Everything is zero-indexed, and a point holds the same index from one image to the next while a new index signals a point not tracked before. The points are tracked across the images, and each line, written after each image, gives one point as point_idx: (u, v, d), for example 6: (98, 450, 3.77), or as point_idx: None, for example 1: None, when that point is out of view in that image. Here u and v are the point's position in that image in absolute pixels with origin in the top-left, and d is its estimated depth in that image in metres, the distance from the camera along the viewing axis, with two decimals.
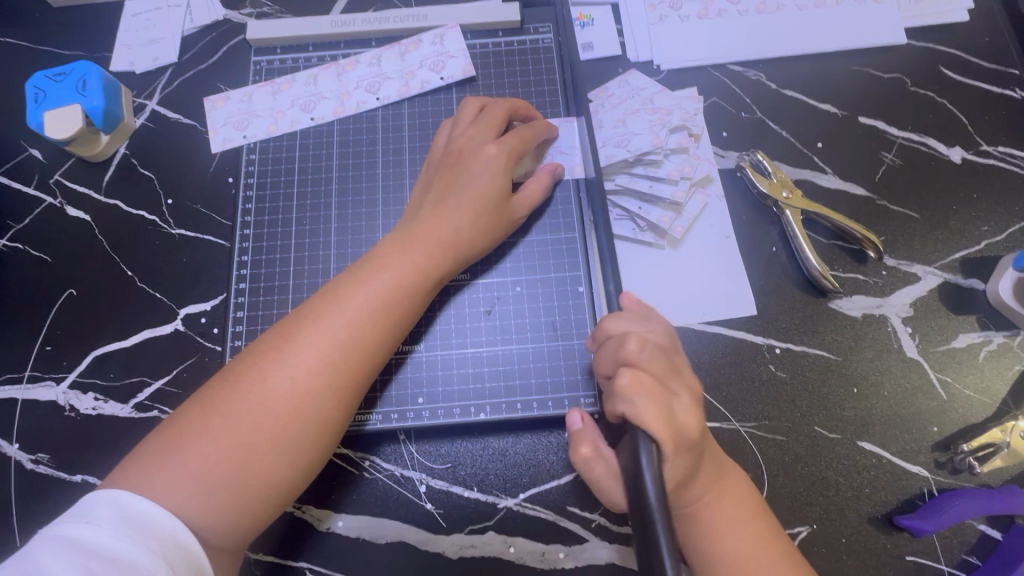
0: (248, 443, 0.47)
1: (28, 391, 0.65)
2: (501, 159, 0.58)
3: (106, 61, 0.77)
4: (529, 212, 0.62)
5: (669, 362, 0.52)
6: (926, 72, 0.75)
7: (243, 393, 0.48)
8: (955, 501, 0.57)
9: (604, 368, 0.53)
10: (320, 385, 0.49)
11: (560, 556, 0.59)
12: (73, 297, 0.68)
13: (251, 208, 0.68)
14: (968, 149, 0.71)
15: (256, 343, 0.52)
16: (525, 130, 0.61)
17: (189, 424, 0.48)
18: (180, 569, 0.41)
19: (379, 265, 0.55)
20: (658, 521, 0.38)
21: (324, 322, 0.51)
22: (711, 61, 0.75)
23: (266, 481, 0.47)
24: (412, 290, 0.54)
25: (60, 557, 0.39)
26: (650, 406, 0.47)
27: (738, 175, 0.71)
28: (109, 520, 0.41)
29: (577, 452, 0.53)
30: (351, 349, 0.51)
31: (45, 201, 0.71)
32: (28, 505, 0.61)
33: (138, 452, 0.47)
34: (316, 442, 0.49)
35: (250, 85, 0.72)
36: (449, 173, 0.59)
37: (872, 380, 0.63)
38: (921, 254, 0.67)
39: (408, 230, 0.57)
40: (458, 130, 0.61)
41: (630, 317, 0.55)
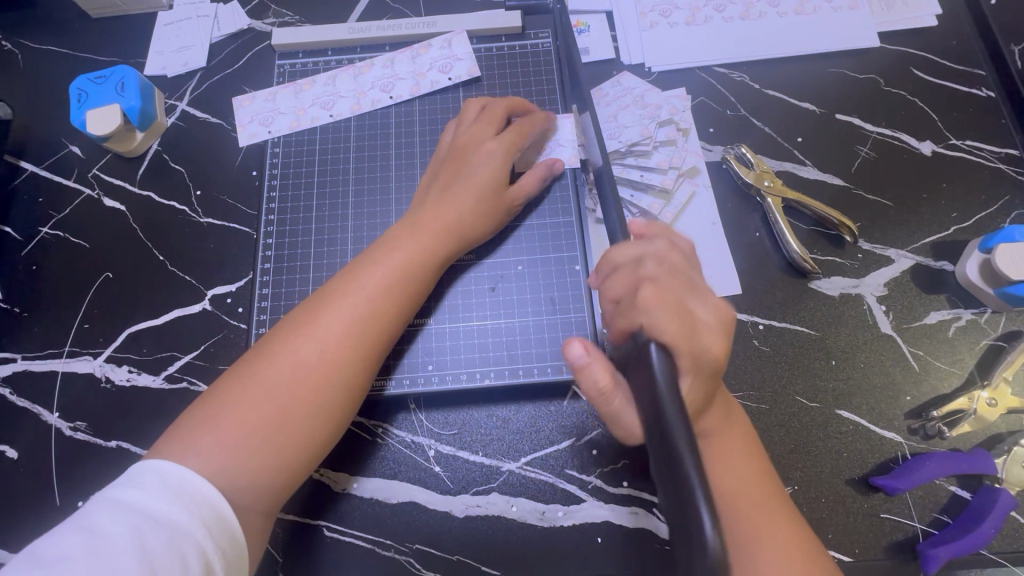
0: (281, 407, 0.52)
1: (68, 364, 0.70)
2: (500, 152, 0.64)
3: (140, 66, 0.84)
4: (525, 199, 0.67)
5: (686, 279, 0.53)
6: (898, 72, 0.81)
7: (275, 363, 0.53)
8: (925, 462, 0.62)
9: (613, 292, 0.54)
10: (344, 353, 0.54)
11: (559, 515, 0.63)
12: (109, 279, 0.74)
13: (274, 197, 0.73)
14: (937, 142, 0.77)
15: (282, 320, 0.57)
16: (522, 126, 0.67)
17: (227, 393, 0.52)
18: (217, 531, 0.46)
19: (390, 247, 0.60)
20: (676, 425, 0.39)
21: (345, 297, 0.56)
22: (698, 63, 0.82)
23: (299, 441, 0.52)
24: (423, 269, 0.60)
25: (111, 517, 0.43)
26: (669, 321, 0.49)
27: (723, 167, 0.76)
28: (154, 486, 0.45)
29: (591, 384, 0.49)
30: (370, 321, 0.56)
31: (84, 193, 0.78)
32: (67, 468, 0.66)
33: (180, 420, 0.51)
34: (342, 405, 0.55)
35: (273, 86, 0.78)
36: (454, 167, 0.64)
37: (849, 352, 0.68)
38: (895, 239, 0.72)
39: (415, 215, 0.62)
40: (462, 127, 0.67)
41: (636, 241, 0.56)
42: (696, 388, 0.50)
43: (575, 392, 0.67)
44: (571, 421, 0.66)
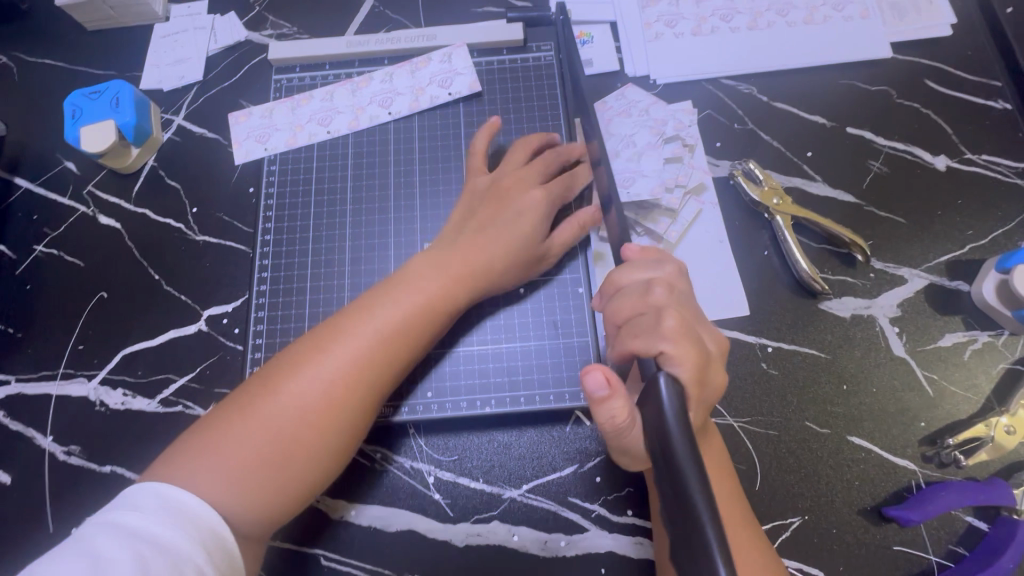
0: (281, 450, 0.50)
1: (61, 387, 0.69)
2: (544, 203, 0.63)
3: (136, 80, 0.82)
4: (561, 252, 0.65)
5: (694, 309, 0.52)
6: (911, 84, 0.78)
7: (276, 397, 0.51)
8: (941, 493, 0.59)
9: (620, 315, 0.52)
10: (347, 398, 0.53)
11: (562, 545, 0.61)
12: (104, 299, 0.72)
13: (271, 216, 0.72)
14: (952, 157, 0.75)
15: (286, 349, 0.55)
16: (567, 176, 0.65)
17: (224, 424, 0.50)
18: (216, 555, 0.44)
19: (413, 285, 0.58)
20: (688, 459, 0.36)
21: (352, 336, 0.54)
22: (705, 75, 0.79)
23: (298, 485, 0.51)
24: (436, 310, 0.58)
25: (112, 540, 0.42)
26: (690, 351, 0.46)
27: (731, 183, 0.74)
28: (153, 509, 0.44)
29: (609, 418, 0.47)
30: (377, 368, 0.54)
31: (79, 210, 0.76)
32: (61, 494, 0.65)
33: (181, 445, 0.50)
34: (343, 449, 0.53)
35: (270, 102, 0.77)
36: (493, 206, 0.63)
37: (860, 376, 0.66)
38: (908, 258, 0.70)
39: (443, 251, 0.61)
40: (508, 168, 0.66)
41: (643, 262, 0.54)
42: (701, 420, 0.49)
43: (578, 417, 0.65)
44: (574, 447, 0.64)
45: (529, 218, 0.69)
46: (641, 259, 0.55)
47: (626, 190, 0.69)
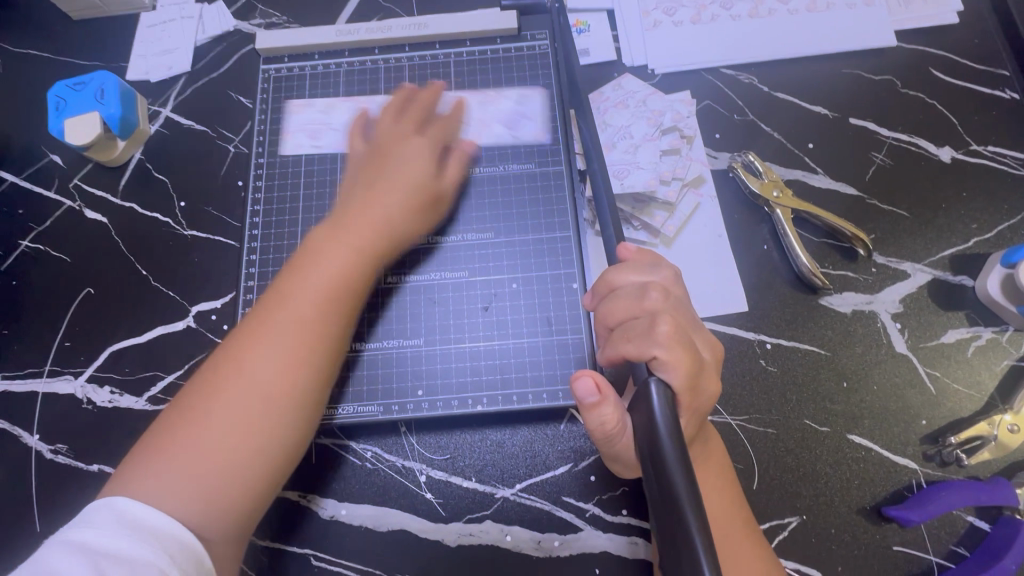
0: (228, 439, 0.49)
1: (48, 384, 0.68)
2: (426, 148, 0.63)
3: (122, 71, 0.81)
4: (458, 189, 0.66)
5: (688, 314, 0.51)
6: (915, 74, 0.76)
7: (217, 392, 0.51)
8: (941, 493, 0.58)
9: (614, 317, 0.51)
10: (289, 364, 0.52)
11: (555, 545, 0.60)
12: (90, 295, 0.71)
13: (259, 210, 0.70)
14: (957, 149, 0.73)
15: (222, 344, 0.54)
16: (446, 124, 0.67)
17: (176, 431, 0.49)
18: (180, 557, 0.45)
19: (318, 251, 0.56)
20: (677, 473, 0.37)
21: (282, 308, 0.53)
22: (704, 64, 0.78)
23: (253, 472, 0.50)
24: (363, 267, 0.57)
25: (68, 559, 0.42)
26: (683, 359, 0.46)
27: (730, 176, 0.72)
28: (108, 524, 0.44)
29: (599, 424, 0.47)
30: (309, 335, 0.53)
31: (65, 204, 0.75)
32: (48, 493, 0.64)
33: (129, 460, 0.49)
34: (294, 428, 0.52)
35: (326, 96, 0.74)
36: (376, 167, 0.62)
37: (861, 374, 0.64)
38: (911, 252, 0.69)
39: (341, 216, 0.59)
40: (379, 131, 0.66)
41: (639, 265, 0.52)
42: (692, 427, 0.48)
43: (572, 415, 0.64)
44: (568, 445, 0.63)
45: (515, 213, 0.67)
46: (636, 260, 0.53)
47: (620, 182, 0.67)
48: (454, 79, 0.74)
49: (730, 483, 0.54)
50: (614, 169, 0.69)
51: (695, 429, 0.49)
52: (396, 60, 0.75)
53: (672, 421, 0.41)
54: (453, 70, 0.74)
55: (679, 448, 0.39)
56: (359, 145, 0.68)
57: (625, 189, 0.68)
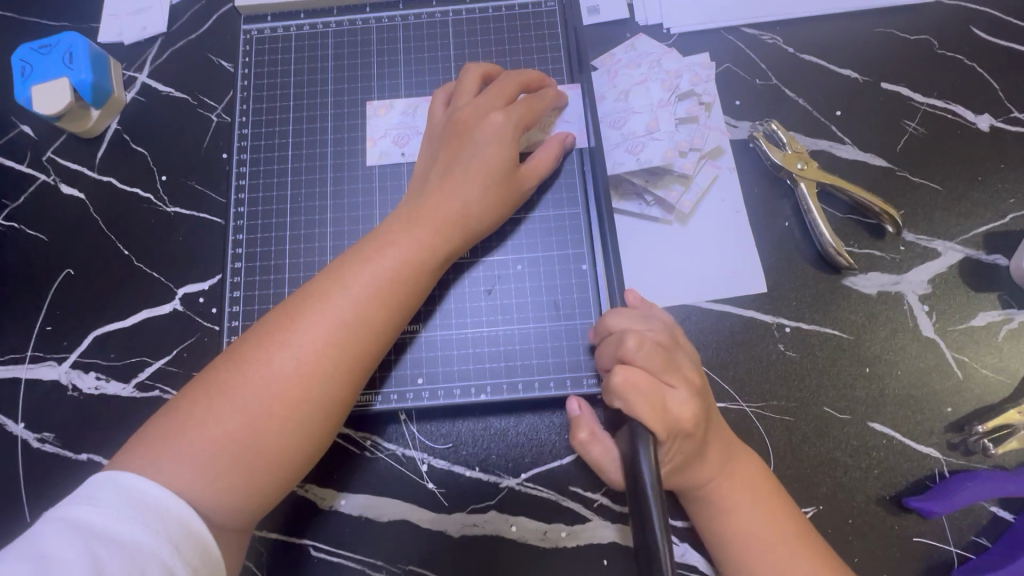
0: (254, 423, 0.46)
1: (31, 370, 0.65)
2: (508, 128, 0.55)
3: (92, 33, 0.74)
4: (538, 184, 0.59)
5: (667, 355, 0.50)
6: (955, 32, 0.70)
7: (249, 372, 0.47)
8: (966, 483, 0.56)
9: (602, 361, 0.52)
10: (325, 363, 0.48)
11: (562, 535, 0.58)
12: (70, 277, 0.67)
13: (244, 185, 0.65)
14: (997, 116, 0.67)
15: (260, 322, 0.51)
16: (533, 100, 0.58)
17: (196, 407, 0.46)
18: (188, 552, 0.41)
19: (383, 244, 0.53)
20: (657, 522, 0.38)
21: (329, 300, 0.50)
22: (723, 24, 0.71)
23: (275, 461, 0.47)
24: (419, 270, 0.53)
25: (63, 539, 0.38)
26: (644, 404, 0.46)
27: (750, 146, 0.67)
28: (112, 503, 0.40)
29: (576, 437, 0.55)
30: (355, 329, 0.49)
31: (39, 179, 0.70)
32: (36, 483, 0.62)
33: (148, 428, 0.46)
34: (322, 423, 0.48)
35: (411, 97, 0.66)
36: (454, 147, 0.56)
37: (886, 359, 0.61)
38: (943, 229, 0.64)
39: (412, 208, 0.55)
40: (462, 99, 0.58)
41: (631, 315, 0.53)
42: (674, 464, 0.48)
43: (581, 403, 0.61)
44: None
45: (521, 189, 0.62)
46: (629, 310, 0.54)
47: (636, 157, 0.62)
48: (453, 41, 0.68)
49: (767, 490, 0.52)
50: (628, 141, 0.63)
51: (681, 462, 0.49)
52: (389, 19, 0.69)
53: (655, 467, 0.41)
54: (451, 30, 0.68)
55: (661, 497, 0.39)
56: (438, 111, 0.60)
57: (642, 164, 0.62)
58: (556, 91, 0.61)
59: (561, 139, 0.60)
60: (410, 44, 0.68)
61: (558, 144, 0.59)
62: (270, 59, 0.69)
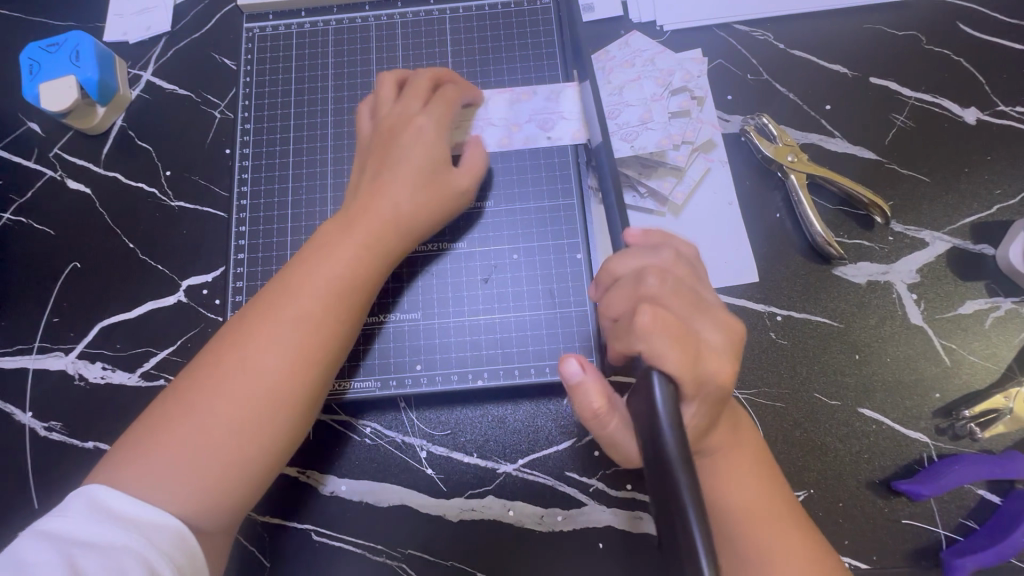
0: (211, 430, 0.47)
1: (38, 361, 0.66)
2: (429, 130, 0.57)
3: (98, 32, 0.76)
4: (476, 182, 0.60)
5: (693, 295, 0.50)
6: (942, 28, 0.71)
7: (204, 383, 0.48)
8: (953, 466, 0.57)
9: (615, 306, 0.50)
10: (277, 367, 0.49)
11: (559, 519, 0.60)
12: (77, 270, 0.69)
13: (246, 179, 0.67)
14: (983, 110, 0.69)
15: (213, 339, 0.51)
16: (444, 100, 0.59)
17: (159, 425, 0.47)
18: (163, 543, 0.43)
19: (326, 249, 0.53)
20: (681, 471, 0.36)
21: (274, 307, 0.50)
22: (715, 20, 0.73)
23: (236, 464, 0.47)
24: (363, 269, 0.53)
25: (39, 549, 0.41)
26: (673, 349, 0.45)
27: (742, 140, 0.69)
28: (84, 512, 0.43)
29: (588, 407, 0.48)
30: (303, 330, 0.50)
31: (46, 175, 0.72)
32: (44, 470, 0.63)
33: (113, 448, 0.48)
34: (280, 422, 0.49)
35: None
36: (380, 154, 0.57)
37: (875, 347, 0.62)
38: (930, 219, 0.66)
39: (346, 213, 0.55)
40: (383, 109, 0.59)
41: (641, 250, 0.52)
42: (699, 415, 0.47)
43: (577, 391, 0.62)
44: (570, 420, 0.62)
45: (517, 181, 0.64)
46: (642, 243, 0.53)
47: (630, 144, 0.64)
48: (451, 38, 0.70)
49: (765, 464, 0.53)
50: (621, 130, 0.64)
51: (703, 416, 0.48)
52: (388, 17, 0.71)
53: (675, 416, 0.40)
54: (449, 28, 0.70)
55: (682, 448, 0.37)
56: (362, 121, 0.61)
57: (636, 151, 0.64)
58: (468, 87, 0.62)
59: (485, 140, 0.61)
60: (408, 41, 0.70)
61: (482, 144, 0.60)
62: (272, 56, 0.70)
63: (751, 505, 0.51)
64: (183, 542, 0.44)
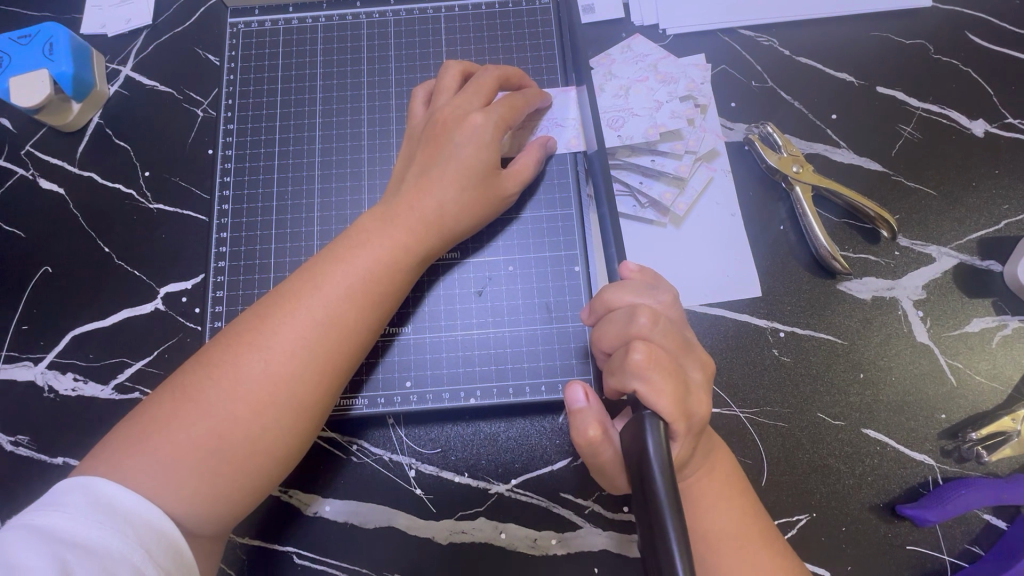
0: (221, 428, 0.44)
1: (5, 371, 0.62)
2: (488, 128, 0.54)
3: (75, 24, 0.72)
4: (521, 187, 0.57)
5: (681, 337, 0.48)
6: (950, 38, 0.70)
7: (218, 375, 0.46)
8: (960, 492, 0.55)
9: (606, 342, 0.49)
10: (295, 365, 0.47)
11: (552, 543, 0.57)
12: (48, 274, 0.65)
13: (229, 181, 0.64)
14: (991, 122, 0.67)
15: (232, 323, 0.49)
16: (513, 98, 0.56)
17: (168, 413, 0.45)
18: (160, 552, 0.40)
19: (359, 244, 0.51)
20: (667, 514, 0.35)
21: (301, 301, 0.48)
22: (719, 25, 0.71)
23: (243, 466, 0.45)
24: (395, 270, 0.51)
25: (25, 545, 0.37)
26: (665, 388, 0.44)
27: (746, 149, 0.67)
28: (78, 507, 0.39)
29: (582, 433, 0.47)
30: (328, 331, 0.48)
31: (17, 173, 0.68)
32: (9, 487, 0.60)
33: (112, 434, 0.45)
34: (293, 427, 0.47)
35: (403, 95, 0.65)
36: (431, 147, 0.55)
37: (880, 365, 0.61)
38: (937, 234, 0.64)
39: (386, 207, 0.53)
40: (441, 98, 0.56)
41: (636, 286, 0.50)
42: (685, 450, 0.46)
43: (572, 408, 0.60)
44: (566, 439, 0.59)
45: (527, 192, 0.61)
46: (636, 280, 0.51)
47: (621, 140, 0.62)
48: (445, 37, 0.67)
49: (739, 489, 0.51)
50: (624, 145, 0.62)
51: (689, 452, 0.46)
52: (380, 14, 0.68)
53: (665, 457, 0.38)
54: (443, 27, 0.67)
55: (674, 495, 0.37)
56: (418, 109, 0.59)
57: (624, 141, 0.62)
58: (538, 90, 0.60)
59: (543, 143, 0.58)
60: (401, 40, 0.67)
61: (539, 148, 0.58)
62: (258, 54, 0.67)
63: (731, 533, 0.49)
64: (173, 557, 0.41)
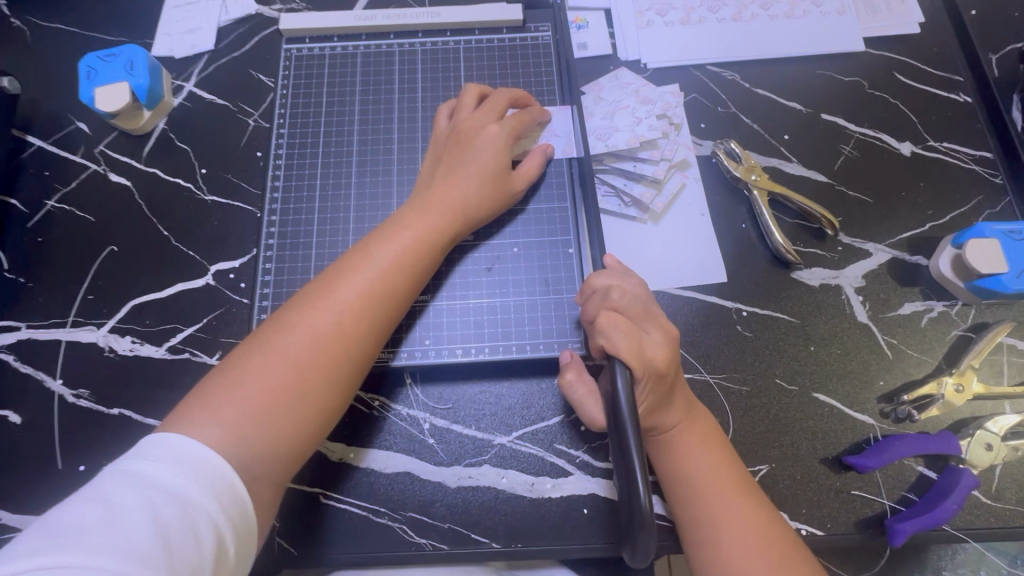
0: (302, 374, 0.54)
1: (71, 333, 0.72)
2: (502, 137, 0.67)
3: (148, 48, 0.85)
4: (528, 186, 0.69)
5: (644, 306, 0.60)
6: (881, 76, 0.84)
7: (294, 333, 0.55)
8: (895, 443, 0.65)
9: (587, 313, 0.61)
10: (359, 322, 0.57)
11: (547, 486, 0.66)
12: (114, 253, 0.75)
13: (279, 175, 0.75)
14: (916, 143, 0.81)
15: (297, 294, 0.59)
16: (521, 114, 0.69)
17: (251, 361, 0.54)
18: (229, 505, 0.47)
19: (402, 228, 0.62)
20: (630, 426, 0.47)
21: (359, 272, 0.58)
22: (691, 61, 0.85)
23: (319, 404, 0.54)
24: (433, 249, 0.62)
25: (123, 488, 0.44)
26: (624, 340, 0.55)
27: (713, 161, 0.79)
28: (165, 459, 0.46)
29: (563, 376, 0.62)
30: (383, 296, 0.58)
31: (90, 168, 0.79)
32: (70, 433, 0.68)
33: (201, 387, 0.53)
34: (356, 373, 0.57)
35: (428, 109, 0.78)
36: (455, 151, 0.67)
37: (828, 339, 0.71)
38: (874, 232, 0.76)
39: (420, 199, 0.65)
40: (462, 113, 0.69)
41: (614, 273, 0.63)
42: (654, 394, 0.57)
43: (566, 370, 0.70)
44: (560, 397, 0.68)
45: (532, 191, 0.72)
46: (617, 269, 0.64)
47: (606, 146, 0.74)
48: (464, 65, 0.80)
49: (718, 438, 0.61)
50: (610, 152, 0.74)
51: (655, 394, 0.57)
52: (410, 44, 0.81)
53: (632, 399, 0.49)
54: (462, 56, 0.81)
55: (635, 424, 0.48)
56: (442, 122, 0.71)
57: (610, 149, 0.74)
58: (541, 108, 0.73)
59: (543, 151, 0.70)
60: (427, 66, 0.80)
61: (541, 154, 0.70)
62: (306, 74, 0.80)
63: (705, 471, 0.59)
64: (252, 491, 0.50)
